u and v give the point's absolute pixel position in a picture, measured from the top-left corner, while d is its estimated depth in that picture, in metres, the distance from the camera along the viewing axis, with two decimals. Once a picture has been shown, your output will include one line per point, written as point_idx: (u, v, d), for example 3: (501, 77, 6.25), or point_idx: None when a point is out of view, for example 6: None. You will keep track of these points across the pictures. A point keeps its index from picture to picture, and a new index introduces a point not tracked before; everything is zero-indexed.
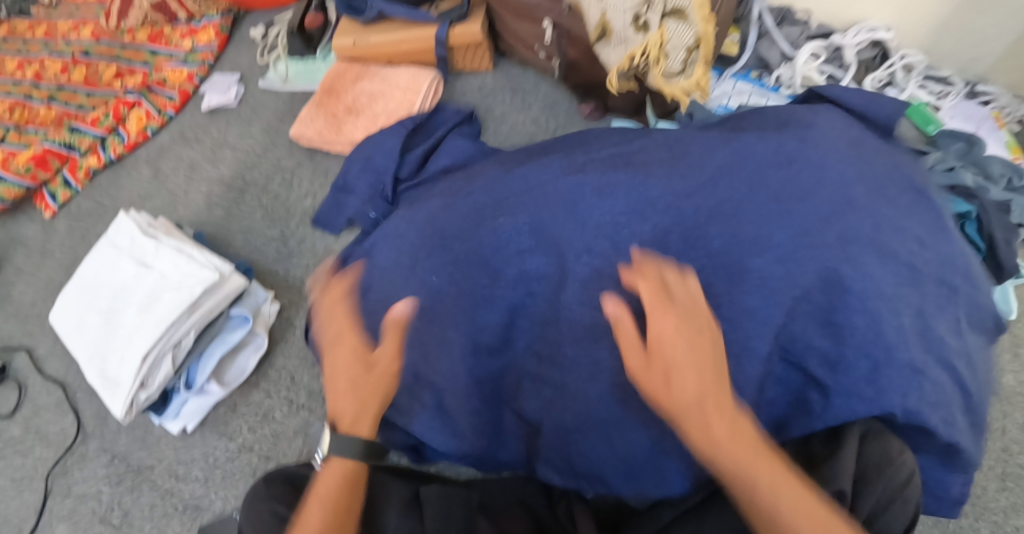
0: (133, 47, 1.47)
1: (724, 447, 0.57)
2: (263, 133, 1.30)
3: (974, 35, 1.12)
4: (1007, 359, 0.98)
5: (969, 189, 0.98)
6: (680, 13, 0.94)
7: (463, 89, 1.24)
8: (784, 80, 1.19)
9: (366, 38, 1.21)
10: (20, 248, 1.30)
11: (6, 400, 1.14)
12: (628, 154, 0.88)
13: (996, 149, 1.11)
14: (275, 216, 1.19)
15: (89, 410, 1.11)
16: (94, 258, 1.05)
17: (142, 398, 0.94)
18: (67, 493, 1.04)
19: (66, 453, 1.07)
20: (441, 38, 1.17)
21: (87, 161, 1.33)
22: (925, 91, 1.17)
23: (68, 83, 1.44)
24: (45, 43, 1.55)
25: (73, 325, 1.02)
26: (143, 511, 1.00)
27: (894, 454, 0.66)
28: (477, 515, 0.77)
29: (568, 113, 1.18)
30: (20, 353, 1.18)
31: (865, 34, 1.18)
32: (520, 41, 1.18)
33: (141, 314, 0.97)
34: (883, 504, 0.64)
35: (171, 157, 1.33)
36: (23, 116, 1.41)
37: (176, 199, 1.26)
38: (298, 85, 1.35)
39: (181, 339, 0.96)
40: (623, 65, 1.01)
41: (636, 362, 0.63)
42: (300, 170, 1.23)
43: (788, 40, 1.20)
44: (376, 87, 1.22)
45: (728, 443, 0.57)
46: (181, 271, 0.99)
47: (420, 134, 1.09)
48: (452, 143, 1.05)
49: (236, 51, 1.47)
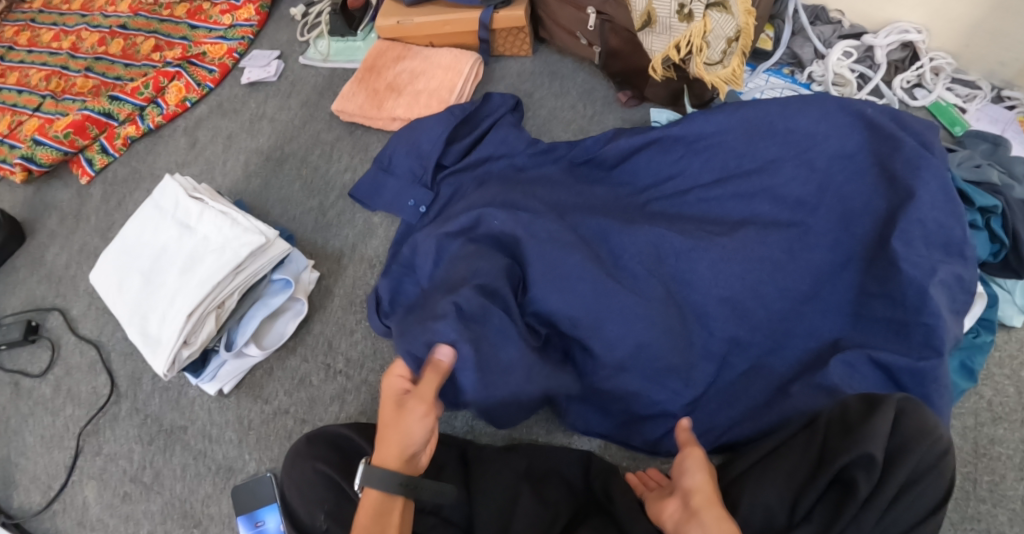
0: (172, 21, 1.49)
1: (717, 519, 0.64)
2: (303, 107, 1.33)
3: (1006, 41, 1.15)
4: None
5: (995, 186, 1.01)
6: (722, 5, 0.98)
7: (503, 73, 1.27)
8: (816, 76, 1.22)
9: (410, 18, 1.24)
10: (55, 211, 1.31)
11: (39, 359, 1.16)
12: (690, 147, 0.96)
13: (1020, 151, 1.14)
14: (314, 187, 1.21)
15: (123, 371, 1.12)
16: (138, 219, 1.07)
17: (184, 355, 0.96)
18: (97, 451, 1.05)
19: (97, 412, 1.08)
20: (485, 21, 1.20)
21: (125, 130, 1.35)
22: (952, 93, 1.20)
23: (106, 54, 1.46)
24: (81, 15, 1.57)
25: (111, 284, 1.04)
26: (174, 471, 1.01)
27: (932, 427, 0.68)
28: (519, 480, 0.80)
29: (605, 101, 1.21)
30: (53, 313, 1.20)
31: (896, 35, 1.21)
32: (561, 28, 1.21)
33: (183, 275, 0.99)
34: (919, 473, 0.67)
35: (209, 128, 1.35)
36: (59, 85, 1.43)
37: (215, 167, 1.28)
38: (338, 63, 1.37)
39: (225, 300, 0.98)
40: (668, 53, 1.03)
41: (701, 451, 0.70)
42: (339, 144, 1.25)
43: (821, 38, 1.23)
44: (416, 67, 1.24)
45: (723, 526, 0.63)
46: (225, 234, 1.01)
47: (466, 125, 1.09)
48: (495, 133, 1.07)
49: (276, 29, 1.50)
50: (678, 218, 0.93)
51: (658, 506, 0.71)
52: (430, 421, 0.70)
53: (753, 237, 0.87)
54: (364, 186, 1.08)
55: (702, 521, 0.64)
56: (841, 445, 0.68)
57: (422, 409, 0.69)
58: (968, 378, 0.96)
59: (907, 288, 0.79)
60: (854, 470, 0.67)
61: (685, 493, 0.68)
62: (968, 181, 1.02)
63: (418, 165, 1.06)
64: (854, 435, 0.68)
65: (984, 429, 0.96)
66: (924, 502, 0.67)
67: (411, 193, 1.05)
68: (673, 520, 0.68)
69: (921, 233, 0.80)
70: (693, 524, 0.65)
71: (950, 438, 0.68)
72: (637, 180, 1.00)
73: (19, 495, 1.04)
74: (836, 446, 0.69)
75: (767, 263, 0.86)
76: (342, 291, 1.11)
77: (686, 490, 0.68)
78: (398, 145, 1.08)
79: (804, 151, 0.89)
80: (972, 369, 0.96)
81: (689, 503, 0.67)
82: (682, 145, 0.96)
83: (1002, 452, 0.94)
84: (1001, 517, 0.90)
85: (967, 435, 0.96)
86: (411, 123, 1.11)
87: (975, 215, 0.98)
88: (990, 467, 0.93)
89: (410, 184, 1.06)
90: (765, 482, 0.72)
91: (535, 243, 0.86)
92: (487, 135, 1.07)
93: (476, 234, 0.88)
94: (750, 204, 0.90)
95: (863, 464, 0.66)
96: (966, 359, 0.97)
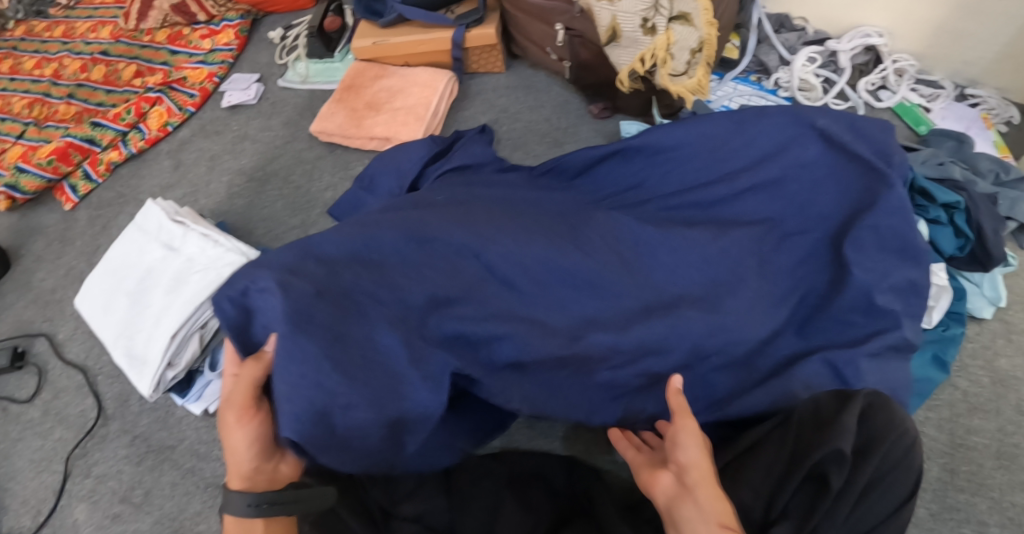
0: (153, 47, 1.52)
1: (711, 494, 0.61)
2: (284, 127, 1.35)
3: (966, 40, 1.18)
4: (1001, 344, 1.03)
5: (958, 182, 1.03)
6: (684, 17, 1.02)
7: (478, 89, 1.30)
8: (782, 82, 1.26)
9: (385, 39, 1.27)
10: (40, 237, 1.33)
11: (26, 385, 1.17)
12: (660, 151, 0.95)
13: (985, 148, 1.16)
14: (297, 205, 1.23)
15: (110, 393, 1.13)
16: (122, 242, 1.09)
17: (169, 377, 0.98)
18: (87, 473, 1.06)
19: (86, 435, 1.09)
20: (457, 40, 1.23)
21: (109, 155, 1.37)
22: (916, 93, 1.23)
23: (88, 81, 1.49)
24: (63, 43, 1.59)
25: (97, 306, 1.05)
26: (164, 489, 1.02)
27: (898, 422, 0.70)
28: (501, 486, 0.81)
29: (579, 112, 1.23)
30: (40, 339, 1.21)
31: (859, 40, 1.24)
32: (532, 42, 1.24)
33: (168, 295, 1.00)
34: (886, 467, 0.69)
35: (191, 150, 1.37)
36: (42, 112, 1.45)
37: (198, 190, 1.30)
38: (317, 84, 1.40)
39: (208, 320, 1.00)
40: (634, 65, 1.05)
41: (695, 422, 0.66)
42: (320, 163, 1.27)
43: (786, 44, 1.27)
44: (395, 84, 1.27)
45: (718, 505, 0.60)
46: (208, 255, 1.02)
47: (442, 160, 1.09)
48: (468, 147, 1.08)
49: (255, 52, 1.53)
50: (649, 218, 0.90)
51: (647, 478, 0.67)
52: (247, 430, 0.63)
53: (723, 246, 0.83)
54: (343, 203, 1.11)
55: (698, 500, 0.60)
56: (814, 440, 0.69)
57: (235, 419, 0.63)
58: (943, 370, 0.98)
59: (864, 289, 0.80)
60: (826, 466, 0.67)
61: (679, 468, 0.64)
62: (931, 179, 1.05)
63: (396, 184, 1.07)
64: (826, 430, 0.69)
65: (962, 420, 0.98)
66: (893, 495, 0.69)
67: None
68: (666, 496, 0.64)
69: (874, 240, 0.81)
70: (686, 500, 0.61)
71: (917, 433, 0.70)
72: (598, 191, 0.99)
73: (9, 520, 1.04)
74: (808, 443, 0.70)
75: (738, 267, 0.83)
76: None
77: (681, 464, 0.64)
78: (381, 166, 1.10)
79: (768, 159, 0.90)
80: (945, 362, 0.98)
81: (685, 478, 0.63)
82: (642, 157, 0.97)
83: (979, 441, 0.96)
84: (982, 506, 0.91)
85: (945, 425, 0.97)
86: (400, 143, 1.13)
87: (938, 211, 1.00)
88: (969, 457, 0.95)
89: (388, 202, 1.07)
90: (742, 481, 0.72)
91: (499, 229, 0.78)
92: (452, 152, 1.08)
93: (438, 215, 0.78)
94: (720, 208, 0.90)
95: (836, 460, 0.67)
96: (938, 352, 0.99)
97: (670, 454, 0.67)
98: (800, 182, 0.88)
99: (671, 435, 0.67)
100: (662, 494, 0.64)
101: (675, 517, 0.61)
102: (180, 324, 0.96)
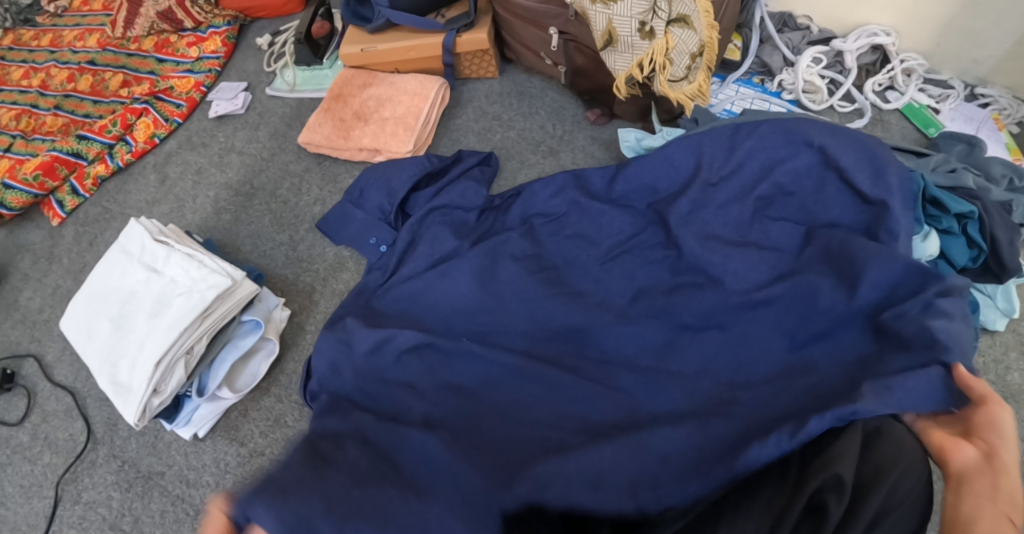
0: (140, 55, 1.48)
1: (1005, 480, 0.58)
2: (271, 139, 1.32)
3: (975, 38, 1.13)
4: (1014, 357, 0.99)
5: (971, 190, 0.99)
6: (683, 20, 0.96)
7: (470, 96, 1.26)
8: (786, 84, 1.22)
9: (373, 45, 1.24)
10: (28, 254, 1.30)
11: (15, 407, 1.14)
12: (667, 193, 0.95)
13: (996, 151, 1.12)
14: (284, 221, 1.20)
15: (99, 417, 1.11)
16: (106, 265, 1.05)
17: (155, 404, 0.94)
18: (76, 499, 1.03)
19: (76, 460, 1.06)
20: (448, 45, 1.19)
21: (95, 169, 1.33)
22: (925, 94, 1.19)
23: (75, 91, 1.45)
24: (51, 52, 1.55)
25: (82, 331, 1.02)
26: (154, 517, 0.99)
27: (906, 447, 0.66)
28: None
29: (574, 119, 1.19)
30: (28, 360, 1.18)
31: (865, 39, 1.20)
32: (526, 48, 1.20)
33: (152, 319, 0.97)
34: (891, 503, 0.62)
35: (179, 163, 1.34)
36: (29, 124, 1.41)
37: (185, 204, 1.26)
38: (305, 92, 1.36)
39: (193, 344, 0.96)
40: (631, 72, 1.01)
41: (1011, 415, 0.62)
42: (308, 175, 1.24)
43: (790, 45, 1.23)
44: (384, 93, 1.23)
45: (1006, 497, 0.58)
46: (192, 276, 0.99)
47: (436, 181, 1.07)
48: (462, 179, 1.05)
49: (243, 59, 1.49)
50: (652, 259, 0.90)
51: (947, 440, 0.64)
52: None
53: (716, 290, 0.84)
54: (331, 217, 1.08)
55: (999, 482, 0.58)
56: (813, 466, 0.65)
57: None
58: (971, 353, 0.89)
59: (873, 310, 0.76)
60: (827, 494, 0.63)
61: (992, 449, 0.61)
62: (943, 188, 1.00)
63: (387, 202, 1.04)
64: (824, 458, 0.66)
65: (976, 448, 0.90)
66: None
67: (375, 231, 1.04)
68: (961, 463, 0.62)
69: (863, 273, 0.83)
70: (984, 478, 0.60)
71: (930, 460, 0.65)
72: (594, 208, 0.97)
73: None
74: (806, 471, 0.66)
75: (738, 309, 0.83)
76: (314, 327, 1.09)
77: (992, 444, 0.61)
78: (372, 180, 1.06)
79: (759, 182, 0.90)
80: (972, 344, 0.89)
81: (991, 457, 0.60)
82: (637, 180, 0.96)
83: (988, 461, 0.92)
84: None
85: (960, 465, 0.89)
86: (389, 158, 1.09)
87: (950, 221, 0.95)
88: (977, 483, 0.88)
89: (376, 220, 1.04)
90: (739, 514, 0.67)
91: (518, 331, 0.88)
92: (444, 178, 1.05)
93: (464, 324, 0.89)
94: (710, 227, 0.89)
95: (835, 487, 0.62)
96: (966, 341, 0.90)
97: (978, 428, 0.63)
98: (794, 195, 0.88)
99: (982, 414, 0.63)
100: (958, 463, 0.62)
101: (964, 488, 0.60)
102: (156, 373, 0.93)
